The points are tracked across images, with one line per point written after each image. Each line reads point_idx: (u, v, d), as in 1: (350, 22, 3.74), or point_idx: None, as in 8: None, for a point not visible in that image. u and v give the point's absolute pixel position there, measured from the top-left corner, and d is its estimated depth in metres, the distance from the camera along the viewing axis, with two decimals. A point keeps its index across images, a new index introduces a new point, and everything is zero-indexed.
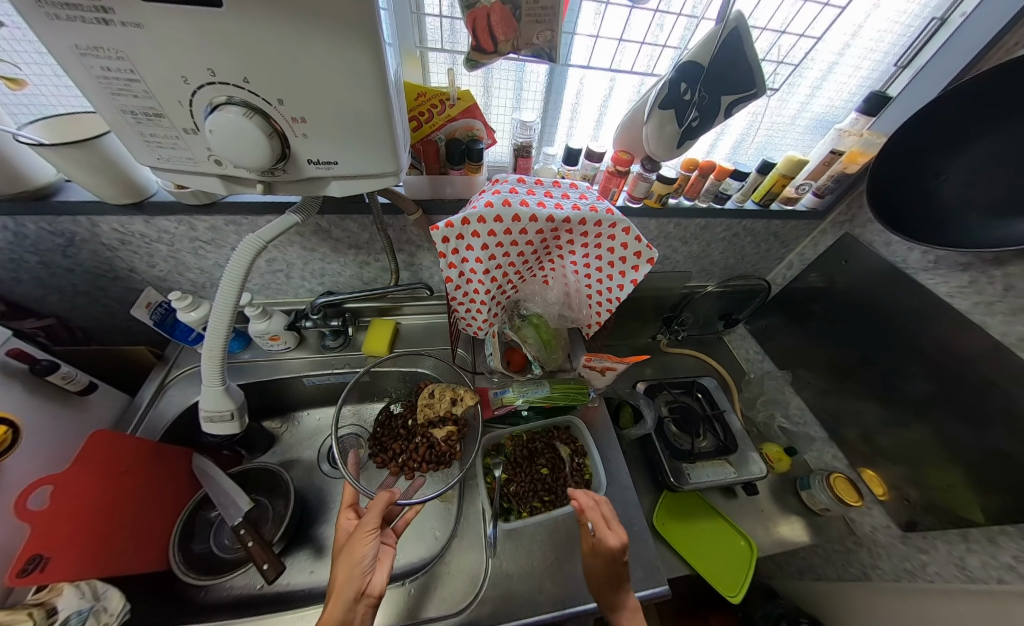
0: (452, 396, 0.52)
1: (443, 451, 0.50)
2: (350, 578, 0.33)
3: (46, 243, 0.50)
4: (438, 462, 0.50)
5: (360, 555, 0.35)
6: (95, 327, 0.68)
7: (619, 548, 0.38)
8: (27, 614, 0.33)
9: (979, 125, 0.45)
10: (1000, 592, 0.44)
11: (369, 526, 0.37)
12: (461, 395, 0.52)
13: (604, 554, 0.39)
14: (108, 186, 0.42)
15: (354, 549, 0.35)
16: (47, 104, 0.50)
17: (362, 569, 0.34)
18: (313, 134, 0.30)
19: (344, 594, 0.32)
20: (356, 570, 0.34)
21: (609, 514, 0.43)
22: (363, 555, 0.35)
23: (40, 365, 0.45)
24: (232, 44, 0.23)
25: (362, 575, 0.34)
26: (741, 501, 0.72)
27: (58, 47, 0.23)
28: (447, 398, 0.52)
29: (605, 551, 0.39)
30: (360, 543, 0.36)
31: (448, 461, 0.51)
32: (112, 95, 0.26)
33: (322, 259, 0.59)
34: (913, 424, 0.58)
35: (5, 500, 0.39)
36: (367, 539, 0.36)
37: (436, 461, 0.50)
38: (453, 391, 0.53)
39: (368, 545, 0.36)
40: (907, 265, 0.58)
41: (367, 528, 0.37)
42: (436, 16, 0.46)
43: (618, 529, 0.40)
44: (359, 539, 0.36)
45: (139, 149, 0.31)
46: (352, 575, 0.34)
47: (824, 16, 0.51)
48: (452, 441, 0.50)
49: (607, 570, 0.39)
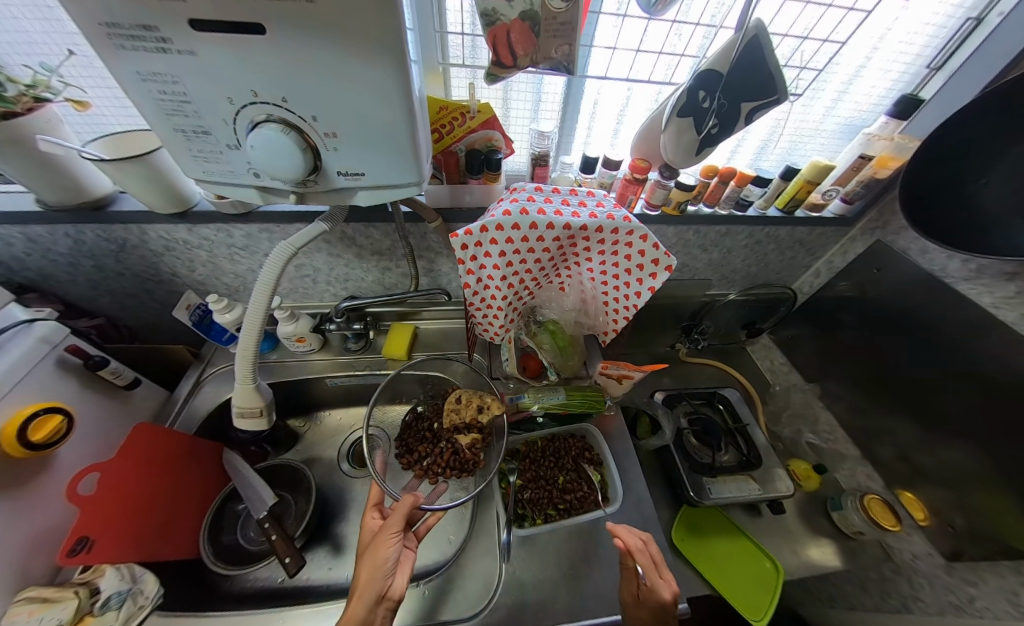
0: (478, 404, 0.54)
1: (466, 459, 0.52)
2: (372, 579, 0.34)
3: (102, 249, 0.55)
4: (461, 469, 0.51)
5: (383, 557, 0.36)
6: (139, 326, 0.73)
7: (673, 600, 0.37)
8: (74, 592, 0.37)
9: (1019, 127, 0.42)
10: None
11: (393, 528, 0.38)
12: (487, 402, 0.54)
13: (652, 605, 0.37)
14: (156, 197, 0.46)
15: (378, 550, 0.37)
16: (105, 123, 0.55)
17: (384, 571, 0.35)
18: (342, 147, 0.32)
19: (366, 595, 0.33)
20: (378, 571, 0.35)
21: (658, 558, 0.41)
22: (386, 557, 0.36)
23: (92, 360, 0.49)
24: (275, 67, 0.26)
25: (384, 577, 0.35)
26: (766, 518, 0.69)
27: (125, 74, 0.26)
28: (474, 405, 0.54)
29: (657, 597, 0.37)
30: (383, 544, 0.37)
31: (471, 469, 0.52)
32: (167, 115, 0.29)
33: (346, 265, 0.62)
34: (955, 443, 0.54)
35: (58, 484, 0.43)
36: (390, 541, 0.37)
37: (460, 467, 0.51)
38: (479, 398, 0.55)
39: (391, 547, 0.37)
40: (947, 274, 0.55)
41: (391, 529, 0.38)
42: (459, 34, 0.48)
43: (668, 577, 0.40)
44: (383, 540, 0.37)
45: (187, 163, 0.34)
46: (374, 576, 0.35)
47: (849, 20, 0.49)
48: (476, 449, 0.52)
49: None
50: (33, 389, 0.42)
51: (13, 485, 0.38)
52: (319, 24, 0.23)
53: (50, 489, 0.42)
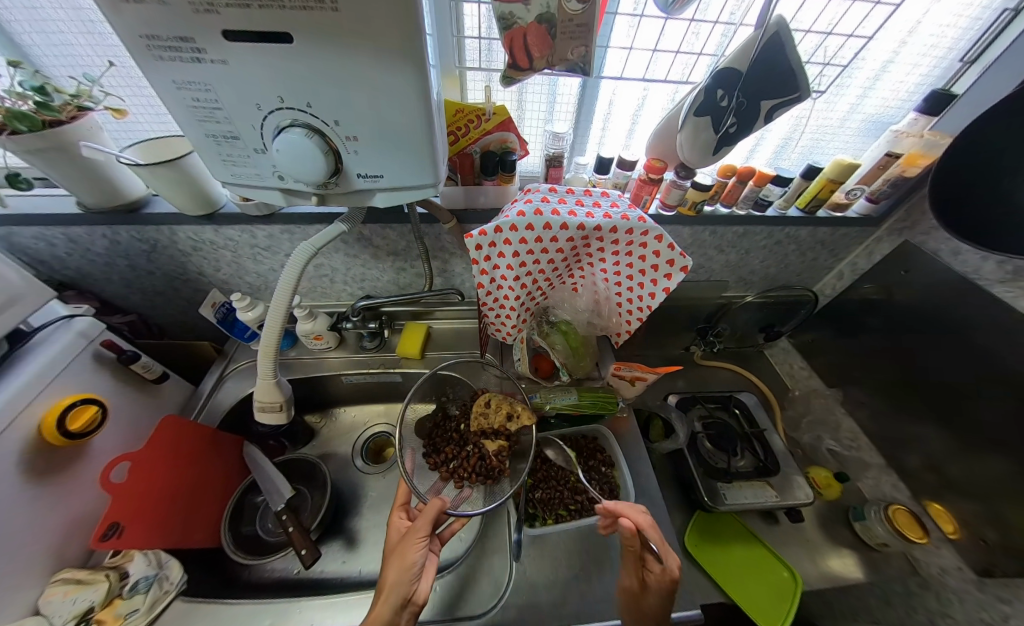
0: (507, 412, 0.51)
1: (492, 466, 0.49)
2: (399, 582, 0.35)
3: (135, 249, 0.58)
4: (486, 476, 0.48)
5: (411, 560, 0.36)
6: (166, 323, 0.76)
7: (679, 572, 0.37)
8: (105, 576, 0.40)
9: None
10: None
11: (420, 532, 0.38)
12: (516, 411, 0.51)
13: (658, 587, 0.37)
14: (186, 199, 0.48)
15: (406, 553, 0.37)
16: (141, 130, 0.58)
17: (411, 575, 0.36)
18: (363, 150, 0.33)
19: (392, 597, 0.34)
20: (406, 574, 0.36)
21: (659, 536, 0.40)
22: (413, 561, 0.36)
23: (125, 355, 0.52)
24: (301, 74, 0.27)
25: (410, 581, 0.35)
26: (784, 527, 0.67)
27: (164, 84, 0.28)
28: (503, 412, 0.51)
29: (665, 579, 0.37)
30: (411, 547, 0.37)
31: (496, 477, 0.49)
32: (199, 121, 0.31)
33: (363, 265, 0.63)
34: (989, 454, 0.52)
35: (92, 472, 0.45)
36: (417, 545, 0.37)
37: (485, 474, 0.49)
38: (509, 406, 0.51)
39: (418, 550, 0.37)
40: (981, 276, 0.53)
41: (418, 533, 0.38)
42: (475, 38, 0.48)
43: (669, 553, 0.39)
44: (411, 543, 0.38)
45: (217, 167, 0.35)
46: (401, 578, 0.35)
47: (876, 15, 0.48)
48: (502, 457, 0.49)
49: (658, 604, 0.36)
50: (71, 382, 0.45)
51: (52, 472, 0.41)
52: (343, 32, 0.24)
53: (84, 479, 0.44)
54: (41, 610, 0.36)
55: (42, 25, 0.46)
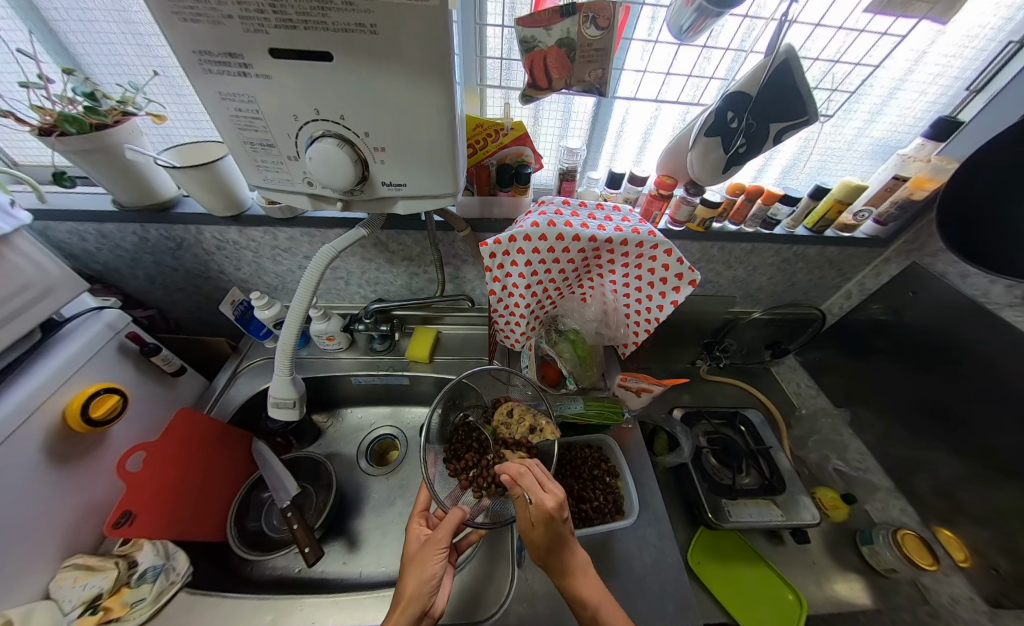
0: (531, 424, 0.52)
1: None
2: (419, 594, 0.35)
3: (162, 246, 0.60)
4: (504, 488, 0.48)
5: (430, 573, 0.36)
6: (185, 318, 0.79)
7: (557, 506, 0.35)
8: (114, 563, 0.41)
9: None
10: None
11: (439, 542, 0.38)
12: (540, 425, 0.51)
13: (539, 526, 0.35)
14: (216, 201, 0.51)
15: (426, 564, 0.37)
16: (177, 134, 0.61)
17: (430, 588, 0.36)
18: (389, 160, 0.34)
19: (411, 608, 0.33)
20: (425, 588, 0.35)
21: (543, 475, 0.39)
22: (432, 573, 0.36)
23: (147, 347, 0.53)
24: (338, 89, 0.29)
25: (429, 594, 0.35)
26: (790, 548, 0.65)
27: (211, 96, 0.30)
28: (526, 424, 0.52)
29: (542, 515, 0.35)
30: (430, 559, 0.37)
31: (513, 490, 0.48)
32: (239, 129, 0.33)
33: (378, 269, 0.65)
34: (1001, 482, 0.51)
35: (108, 460, 0.47)
36: (437, 557, 0.37)
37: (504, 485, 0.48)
38: (533, 419, 0.52)
39: (437, 563, 0.37)
40: (990, 299, 0.53)
41: (437, 543, 0.38)
42: (497, 58, 0.51)
43: (554, 489, 0.37)
44: (430, 554, 0.38)
45: (251, 172, 0.37)
46: (419, 591, 0.35)
47: (882, 45, 0.49)
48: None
49: (547, 536, 0.35)
50: (95, 371, 0.46)
51: (73, 458, 0.42)
52: (380, 52, 0.26)
53: (100, 466, 0.45)
54: (52, 594, 0.37)
55: (95, 36, 0.49)
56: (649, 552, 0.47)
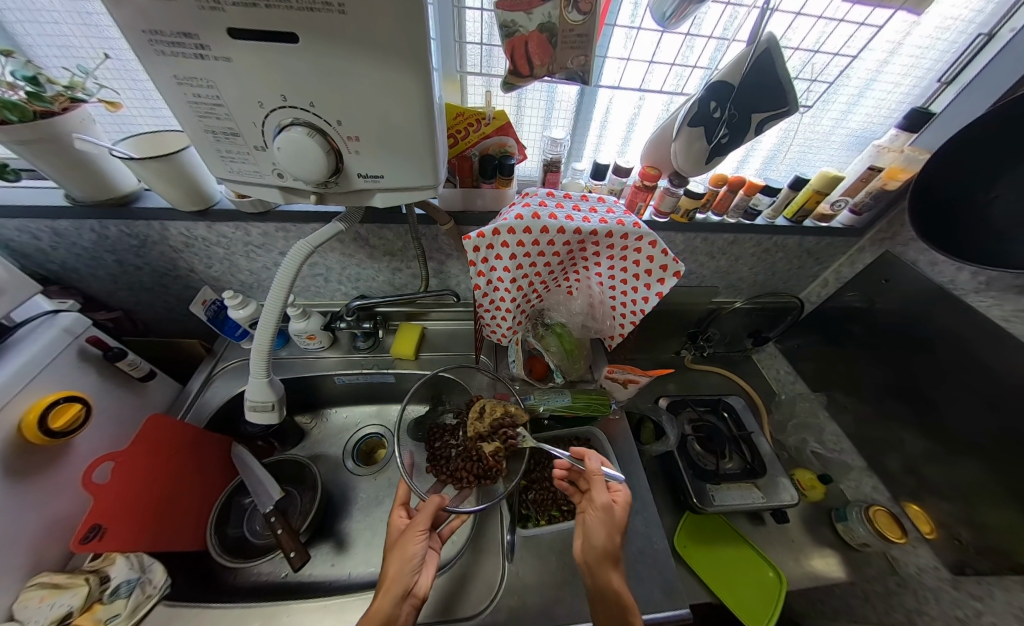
0: (501, 412, 0.50)
1: (490, 465, 0.48)
2: (400, 574, 0.36)
3: (123, 244, 0.56)
4: (484, 476, 0.48)
5: (410, 553, 0.38)
6: (154, 320, 0.75)
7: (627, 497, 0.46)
8: (84, 579, 0.39)
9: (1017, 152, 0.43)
10: None
11: (419, 527, 0.39)
12: (510, 411, 0.50)
13: (618, 513, 0.43)
14: (181, 195, 0.48)
15: (407, 546, 0.38)
16: (134, 123, 0.57)
17: (412, 567, 0.37)
18: (364, 150, 0.33)
19: (393, 590, 0.35)
20: (407, 566, 0.37)
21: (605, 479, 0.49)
22: (413, 554, 0.38)
23: (112, 352, 0.51)
24: (305, 74, 0.27)
25: (412, 573, 0.37)
26: (770, 528, 0.68)
27: (165, 79, 0.28)
28: (497, 413, 0.50)
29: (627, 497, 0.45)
30: (411, 541, 0.39)
31: (494, 476, 0.49)
32: (199, 117, 0.31)
33: (358, 264, 0.63)
34: (961, 457, 0.54)
35: (73, 473, 0.44)
36: (417, 539, 0.39)
37: (483, 474, 0.48)
38: (503, 407, 0.51)
39: (417, 544, 0.38)
40: (956, 285, 0.55)
41: (418, 527, 0.40)
42: (477, 43, 0.49)
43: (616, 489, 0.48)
44: (411, 538, 0.39)
45: (215, 164, 0.35)
46: (401, 572, 0.36)
47: (860, 35, 0.50)
48: (500, 457, 0.48)
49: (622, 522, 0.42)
50: (53, 379, 0.43)
51: (31, 471, 0.39)
52: (344, 31, 0.24)
53: (64, 479, 0.43)
54: (16, 616, 0.35)
55: (36, 16, 0.45)
56: (637, 539, 0.48)
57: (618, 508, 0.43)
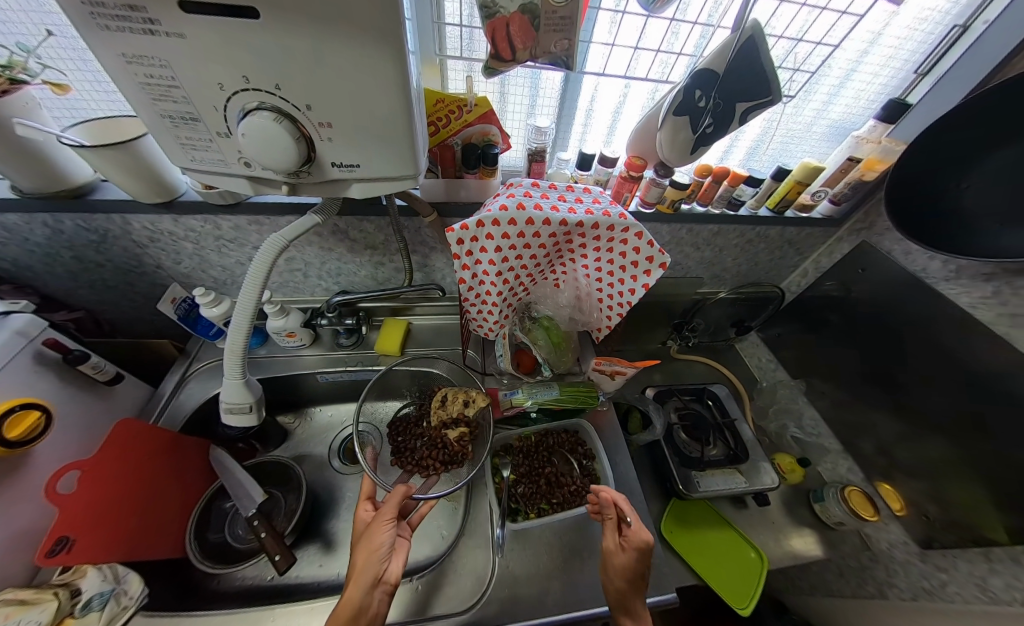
0: (464, 399, 0.52)
1: (455, 451, 0.50)
2: (368, 564, 0.35)
3: (81, 239, 0.53)
4: (450, 461, 0.50)
5: (377, 542, 0.37)
6: (121, 320, 0.71)
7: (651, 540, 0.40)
8: (52, 594, 0.36)
9: (988, 144, 0.44)
10: (1005, 614, 0.42)
11: (386, 515, 0.39)
12: (473, 396, 0.52)
13: (622, 559, 0.40)
14: (141, 187, 0.45)
15: (373, 537, 0.37)
16: (87, 108, 0.54)
17: (380, 556, 0.36)
18: (337, 138, 0.31)
19: (363, 578, 0.34)
20: (374, 555, 0.36)
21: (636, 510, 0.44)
22: (381, 542, 0.37)
23: (73, 354, 0.48)
24: (269, 55, 0.25)
25: (380, 561, 0.36)
26: (752, 511, 0.71)
27: (109, 57, 0.25)
28: (460, 400, 0.52)
29: (638, 541, 0.40)
30: (378, 530, 0.38)
31: (460, 461, 0.50)
32: (153, 100, 0.28)
33: (338, 259, 0.61)
34: (931, 438, 0.56)
35: (37, 482, 0.42)
36: (383, 528, 0.38)
37: (449, 460, 0.50)
38: (465, 392, 0.52)
39: (385, 532, 0.38)
40: (928, 274, 0.57)
41: (384, 516, 0.39)
42: (456, 25, 0.47)
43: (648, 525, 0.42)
44: (377, 528, 0.38)
45: (174, 151, 0.33)
46: (369, 560, 0.36)
47: (842, 24, 0.50)
48: (465, 442, 0.50)
49: (634, 568, 0.39)
50: (5, 387, 0.40)
51: None
52: (307, 5, 0.22)
53: (30, 488, 0.41)
54: None
55: None
56: None
57: (621, 554, 0.40)
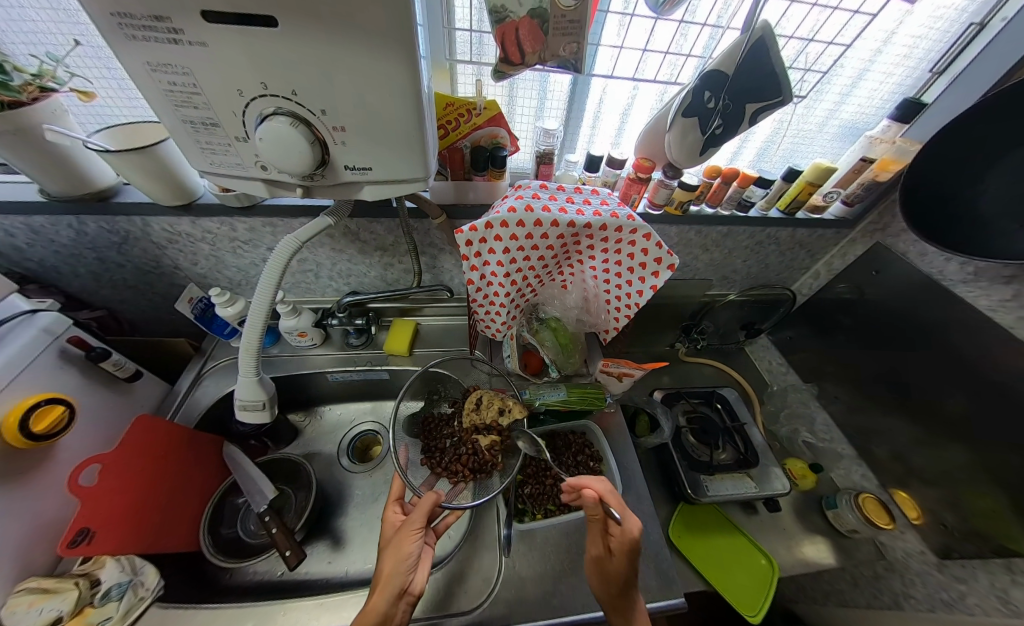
0: (500, 407, 0.51)
1: (485, 460, 0.50)
2: (396, 573, 0.36)
3: (103, 241, 0.55)
4: (479, 470, 0.49)
5: (407, 551, 0.37)
6: (140, 319, 0.73)
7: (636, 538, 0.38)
8: (74, 583, 0.37)
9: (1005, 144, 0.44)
10: None
11: (415, 525, 0.39)
12: (508, 405, 0.51)
13: (612, 565, 0.39)
14: (162, 190, 0.46)
15: (402, 545, 0.38)
16: (112, 114, 0.56)
17: (407, 566, 0.37)
18: (351, 141, 0.32)
19: (389, 588, 0.34)
20: (402, 565, 0.36)
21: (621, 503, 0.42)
22: (410, 552, 0.37)
23: (94, 352, 0.49)
24: (287, 62, 0.26)
25: (406, 572, 0.36)
26: (762, 517, 0.70)
27: (134, 65, 0.26)
28: (495, 407, 0.51)
29: (624, 543, 0.39)
30: (407, 539, 0.38)
31: (489, 470, 0.49)
32: (176, 106, 0.29)
33: (349, 260, 0.62)
34: (948, 444, 0.55)
35: (59, 475, 0.43)
36: (412, 537, 0.39)
37: (479, 469, 0.49)
38: (501, 400, 0.52)
39: (414, 542, 0.38)
40: (944, 276, 0.56)
41: (413, 525, 0.39)
42: (467, 30, 0.48)
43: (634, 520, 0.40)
44: (406, 536, 0.39)
45: (194, 155, 0.34)
46: (397, 568, 0.36)
47: (853, 24, 0.50)
48: (495, 451, 0.49)
49: (622, 572, 0.38)
50: (32, 382, 0.42)
51: (13, 475, 0.38)
52: (323, 13, 0.22)
53: (52, 481, 0.42)
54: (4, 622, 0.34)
55: None
56: None
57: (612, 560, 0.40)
